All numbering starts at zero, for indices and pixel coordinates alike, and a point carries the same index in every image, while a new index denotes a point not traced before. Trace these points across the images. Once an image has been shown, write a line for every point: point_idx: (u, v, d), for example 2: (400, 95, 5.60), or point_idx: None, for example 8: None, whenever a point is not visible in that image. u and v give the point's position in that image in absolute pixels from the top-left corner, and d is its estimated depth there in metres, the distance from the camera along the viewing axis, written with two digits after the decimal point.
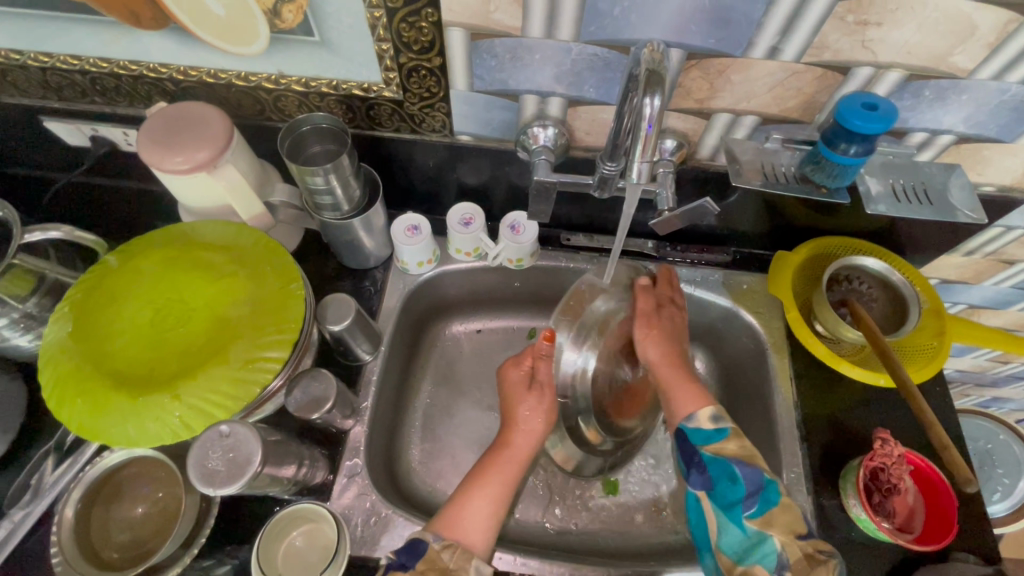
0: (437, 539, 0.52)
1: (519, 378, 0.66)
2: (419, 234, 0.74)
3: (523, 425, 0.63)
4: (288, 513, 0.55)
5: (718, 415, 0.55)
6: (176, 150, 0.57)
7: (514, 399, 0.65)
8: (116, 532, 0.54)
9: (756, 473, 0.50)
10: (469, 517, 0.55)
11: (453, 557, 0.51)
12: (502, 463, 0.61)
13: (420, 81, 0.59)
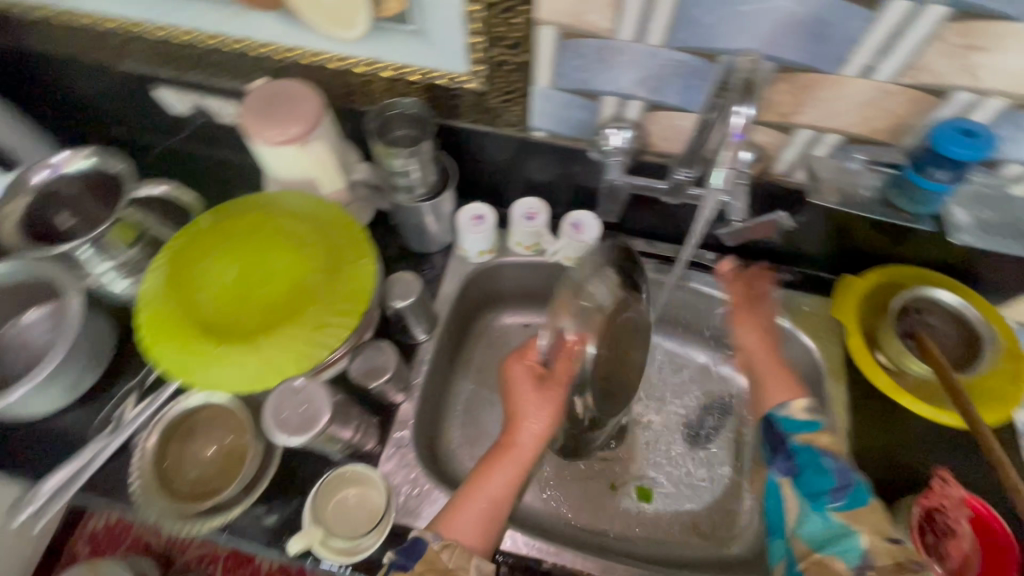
0: (435, 540, 0.52)
1: (523, 370, 0.63)
2: (483, 224, 0.76)
3: (527, 422, 0.60)
4: (343, 473, 0.59)
5: (813, 406, 0.55)
6: (273, 123, 0.61)
7: (518, 393, 0.62)
8: (189, 467, 0.60)
9: (845, 469, 0.50)
10: (468, 518, 0.55)
11: (453, 558, 0.51)
12: (500, 458, 0.59)
13: (506, 76, 0.61)
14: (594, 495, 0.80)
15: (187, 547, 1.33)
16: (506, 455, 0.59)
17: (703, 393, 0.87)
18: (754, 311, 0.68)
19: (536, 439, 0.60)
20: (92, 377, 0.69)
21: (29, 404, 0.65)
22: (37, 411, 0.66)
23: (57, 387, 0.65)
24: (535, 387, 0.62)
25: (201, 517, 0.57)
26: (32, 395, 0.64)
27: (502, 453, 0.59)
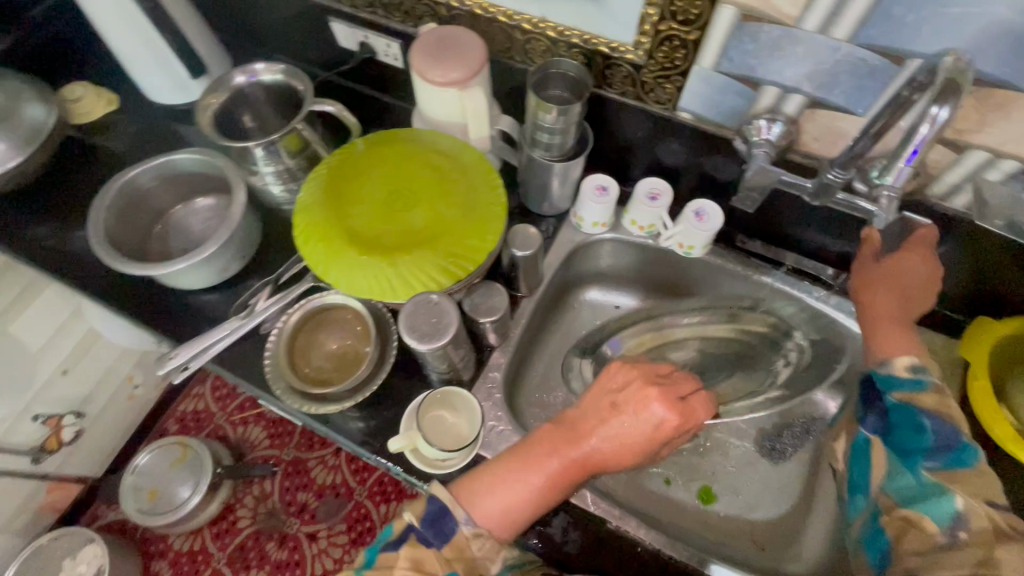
0: (467, 524, 0.52)
1: (634, 385, 0.55)
2: (606, 195, 0.78)
3: (613, 440, 0.54)
4: (445, 394, 0.64)
5: (919, 368, 0.56)
6: (439, 64, 0.65)
7: (617, 406, 0.55)
8: (313, 358, 0.68)
9: (948, 431, 0.51)
10: (501, 509, 0.53)
11: (480, 547, 0.52)
12: (557, 464, 0.54)
13: (669, 51, 0.62)
14: (654, 482, 0.81)
15: (256, 445, 1.46)
16: (563, 462, 0.54)
17: (785, 410, 0.85)
18: (892, 271, 0.64)
19: (603, 461, 0.54)
20: (236, 265, 0.78)
21: (186, 276, 0.74)
22: (190, 284, 0.76)
23: (209, 268, 0.74)
24: (648, 422, 0.54)
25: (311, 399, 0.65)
26: (191, 270, 0.73)
27: (561, 461, 0.54)
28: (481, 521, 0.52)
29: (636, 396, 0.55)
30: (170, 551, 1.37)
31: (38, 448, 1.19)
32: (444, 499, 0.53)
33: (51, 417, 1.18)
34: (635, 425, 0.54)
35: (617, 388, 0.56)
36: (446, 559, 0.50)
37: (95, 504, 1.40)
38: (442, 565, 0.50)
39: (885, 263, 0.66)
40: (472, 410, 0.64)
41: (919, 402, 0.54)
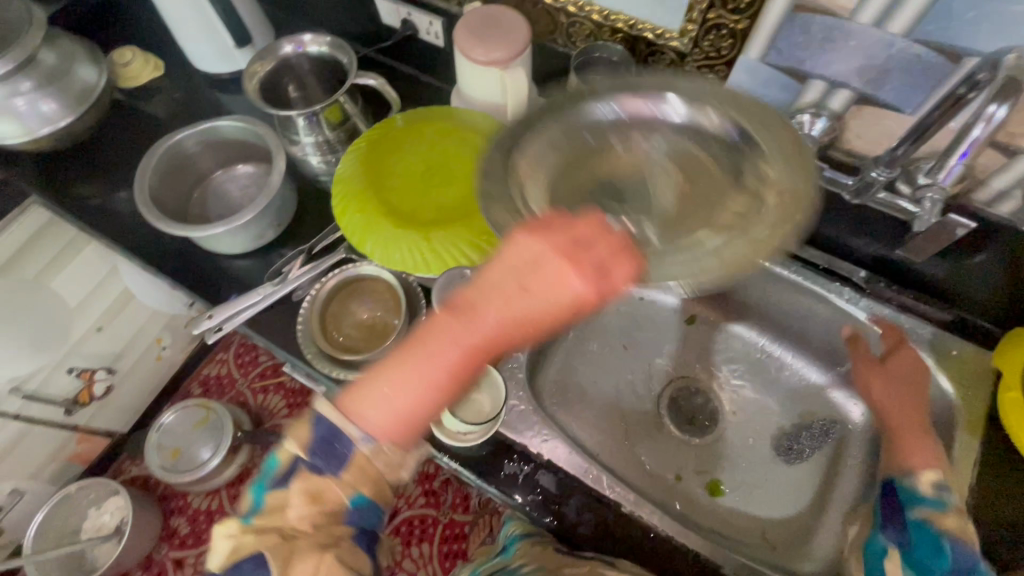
0: (364, 441, 0.44)
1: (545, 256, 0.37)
2: None
3: (523, 320, 0.38)
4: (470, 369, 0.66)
5: (942, 485, 0.59)
6: (483, 43, 0.65)
7: (528, 280, 0.37)
8: (343, 326, 0.69)
9: (967, 554, 0.54)
10: (390, 416, 0.42)
11: (383, 459, 0.45)
12: (445, 357, 0.40)
13: (716, 40, 0.61)
14: (666, 475, 0.82)
15: (275, 413, 1.50)
16: (455, 354, 0.40)
17: (804, 411, 0.85)
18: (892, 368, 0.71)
19: (509, 345, 0.40)
20: (271, 233, 0.80)
21: (224, 240, 0.76)
22: (228, 248, 0.78)
23: (245, 233, 0.76)
24: (561, 295, 0.37)
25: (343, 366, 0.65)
26: (229, 234, 0.75)
27: (455, 352, 0.39)
28: (375, 437, 0.43)
29: (550, 270, 0.37)
30: (189, 509, 1.41)
31: (71, 399, 1.24)
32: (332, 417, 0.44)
33: (84, 371, 1.23)
34: (546, 300, 0.37)
35: (518, 256, 0.38)
36: (344, 483, 0.46)
37: (121, 458, 1.46)
38: (343, 491, 0.47)
39: (882, 363, 0.72)
40: (495, 387, 0.66)
41: (942, 523, 0.56)
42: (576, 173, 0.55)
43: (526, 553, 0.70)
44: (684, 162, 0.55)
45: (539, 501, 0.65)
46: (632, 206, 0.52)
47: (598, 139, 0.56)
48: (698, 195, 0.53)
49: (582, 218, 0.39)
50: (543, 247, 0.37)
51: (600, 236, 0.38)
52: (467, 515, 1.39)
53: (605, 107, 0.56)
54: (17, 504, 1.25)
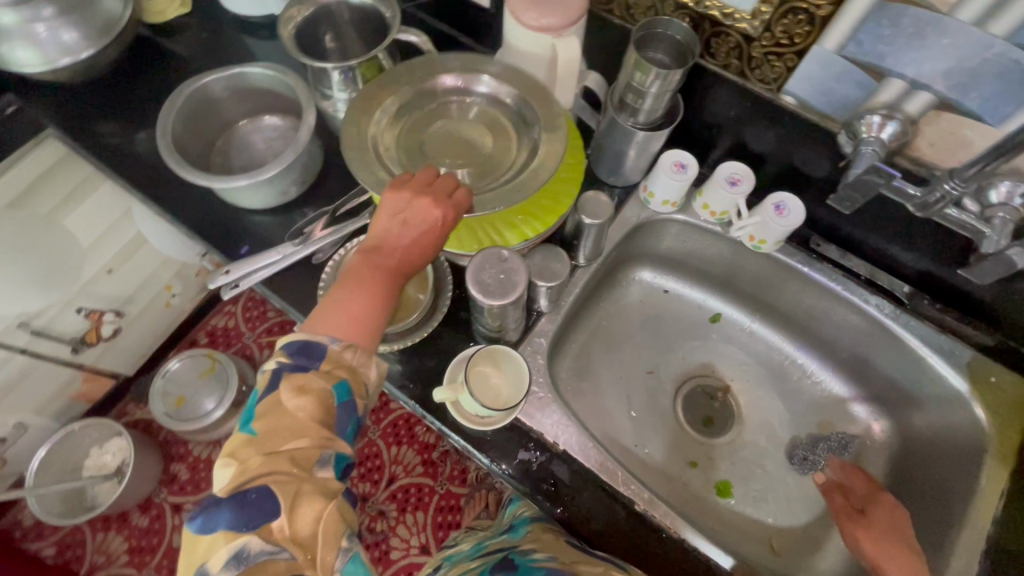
0: (335, 341, 0.50)
1: (414, 197, 0.54)
2: (684, 173, 0.74)
3: (412, 239, 0.54)
4: (491, 350, 0.63)
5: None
6: (537, 6, 0.60)
7: (409, 215, 0.54)
8: None
9: None
10: (338, 326, 0.52)
11: (355, 356, 0.51)
12: (369, 277, 0.53)
13: (790, 24, 0.57)
14: (677, 471, 0.81)
15: None
16: (378, 274, 0.54)
17: (821, 422, 0.83)
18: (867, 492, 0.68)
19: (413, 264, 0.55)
20: (294, 190, 0.77)
21: (245, 194, 0.73)
22: (250, 202, 0.75)
23: (268, 189, 0.73)
24: (435, 224, 0.54)
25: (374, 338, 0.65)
26: (252, 188, 0.72)
27: (378, 271, 0.54)
28: (343, 336, 0.51)
29: (419, 207, 0.54)
30: (189, 456, 1.42)
31: (79, 339, 1.23)
32: (301, 338, 0.50)
33: (93, 312, 1.22)
34: (426, 226, 0.54)
35: (396, 204, 0.55)
36: (325, 372, 0.49)
37: (125, 400, 1.46)
38: (325, 380, 0.48)
39: (862, 513, 0.68)
40: (518, 370, 0.63)
41: None
42: (423, 129, 0.64)
43: (537, 537, 0.67)
44: (490, 128, 0.64)
45: (551, 489, 0.63)
46: (460, 156, 0.63)
47: (425, 100, 0.65)
48: (495, 143, 0.63)
49: (427, 172, 0.56)
50: (409, 197, 0.54)
51: (450, 181, 0.56)
52: (464, 488, 1.40)
53: (445, 78, 0.65)
54: (20, 438, 1.26)
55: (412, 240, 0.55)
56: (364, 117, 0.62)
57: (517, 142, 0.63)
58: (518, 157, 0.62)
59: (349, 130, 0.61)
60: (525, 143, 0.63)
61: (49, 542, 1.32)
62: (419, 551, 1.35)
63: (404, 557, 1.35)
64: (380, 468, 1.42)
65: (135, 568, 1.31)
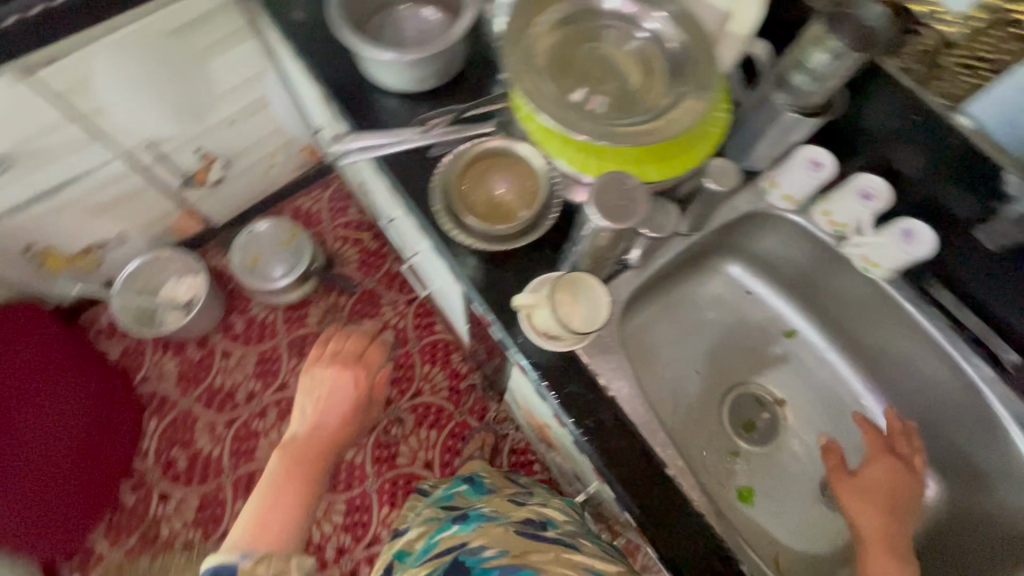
0: (245, 558, 0.68)
1: (336, 373, 0.94)
2: (818, 171, 0.71)
3: (329, 413, 0.90)
4: (575, 279, 0.61)
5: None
6: None
7: (327, 394, 0.92)
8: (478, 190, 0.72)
9: None
10: (310, 470, 0.83)
11: (267, 567, 0.68)
12: (299, 466, 0.82)
13: (1000, 37, 0.56)
14: (706, 464, 0.81)
15: (347, 263, 1.60)
16: (301, 454, 0.85)
17: None
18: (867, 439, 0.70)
19: (325, 432, 0.88)
20: (428, 80, 0.79)
21: (385, 71, 0.76)
22: (388, 81, 0.79)
23: (408, 72, 0.76)
24: (350, 386, 0.93)
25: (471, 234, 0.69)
26: (396, 68, 0.75)
27: (297, 457, 0.84)
28: (254, 551, 0.69)
29: (334, 377, 0.94)
30: (248, 313, 1.52)
31: (189, 176, 1.33)
32: (218, 561, 0.67)
33: (208, 155, 1.31)
34: (335, 397, 0.92)
35: (314, 383, 0.93)
36: None
37: (208, 246, 1.57)
38: None
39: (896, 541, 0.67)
40: (598, 304, 0.61)
41: None
42: (577, 49, 0.63)
43: (489, 534, 0.82)
44: (642, 64, 0.63)
45: (592, 425, 0.64)
46: (602, 85, 0.62)
47: (587, 22, 0.64)
48: (640, 82, 0.62)
49: (351, 349, 0.98)
50: (318, 382, 0.93)
51: (355, 360, 0.97)
52: (481, 424, 1.45)
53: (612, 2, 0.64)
54: (118, 248, 1.39)
55: (322, 419, 0.89)
56: (525, 20, 0.62)
57: (665, 83, 0.62)
58: (666, 96, 0.61)
59: (510, 32, 0.61)
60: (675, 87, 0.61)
61: (116, 345, 1.46)
62: (423, 466, 1.41)
63: (408, 467, 1.41)
64: (409, 379, 1.49)
65: (179, 392, 1.44)
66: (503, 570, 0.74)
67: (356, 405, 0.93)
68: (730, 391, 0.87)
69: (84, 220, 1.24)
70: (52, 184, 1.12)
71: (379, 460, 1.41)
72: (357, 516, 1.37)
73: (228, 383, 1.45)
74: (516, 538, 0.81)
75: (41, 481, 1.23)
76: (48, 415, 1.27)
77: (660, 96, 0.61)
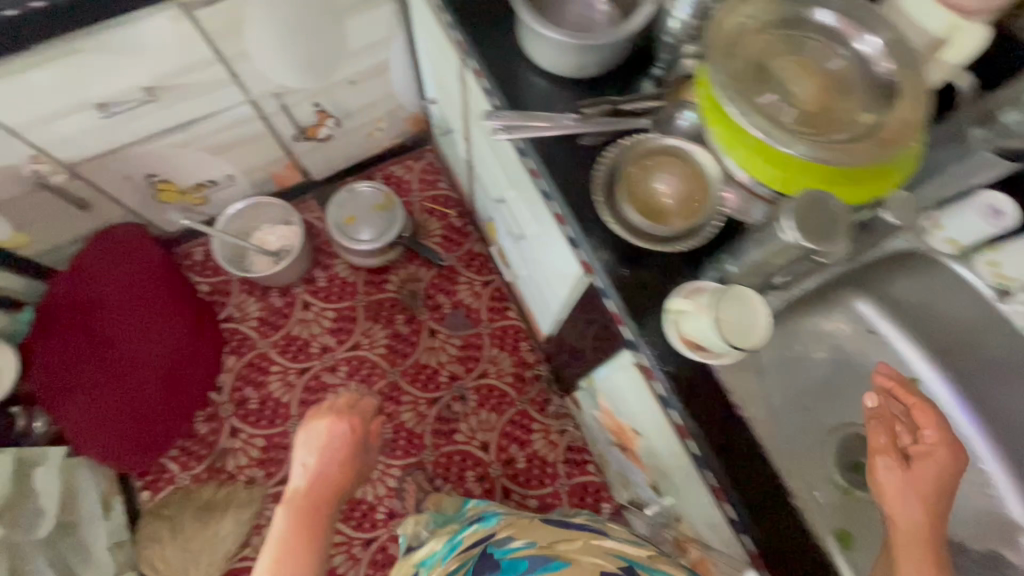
0: None
1: (334, 427, 0.98)
2: (1000, 220, 0.66)
3: (334, 464, 0.93)
4: (737, 295, 0.58)
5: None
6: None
7: (327, 449, 0.95)
8: (644, 187, 0.69)
9: None
10: (316, 517, 0.85)
11: None
12: (306, 514, 0.84)
13: None
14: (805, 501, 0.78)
15: (431, 236, 1.61)
16: (305, 504, 0.86)
17: (984, 537, 0.76)
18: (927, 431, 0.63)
19: (333, 473, 0.92)
20: (588, 68, 0.78)
21: (544, 49, 0.76)
22: (546, 61, 0.79)
23: (572, 54, 0.75)
24: (345, 429, 0.98)
25: (616, 217, 0.69)
26: (561, 50, 0.75)
27: (308, 497, 0.87)
28: None
29: (336, 426, 0.98)
30: (331, 270, 1.55)
31: (302, 130, 1.36)
32: None
33: (324, 111, 1.34)
34: (336, 446, 0.96)
35: (315, 438, 0.96)
36: None
37: (300, 199, 1.61)
38: None
39: None
40: (754, 326, 0.58)
41: None
42: (776, 55, 0.61)
43: (513, 526, 0.84)
44: (842, 82, 0.60)
45: (718, 442, 0.63)
46: (798, 97, 0.59)
47: (790, 30, 0.62)
48: (839, 100, 0.60)
49: (344, 402, 1.03)
50: (325, 429, 0.97)
51: (349, 413, 1.02)
52: (541, 416, 1.45)
53: (821, 14, 0.61)
54: (225, 189, 1.44)
55: (323, 467, 0.92)
56: (730, 18, 0.60)
57: (864, 104, 0.59)
58: (866, 119, 0.58)
59: (714, 27, 0.59)
60: (875, 109, 0.58)
61: (206, 281, 1.52)
62: (479, 447, 1.42)
63: (464, 444, 1.42)
64: (476, 359, 1.50)
65: (259, 335, 1.48)
66: (533, 561, 0.71)
67: (356, 446, 0.98)
68: (837, 431, 0.84)
69: (203, 157, 1.29)
70: (185, 118, 1.17)
71: (437, 433, 1.43)
72: (409, 483, 1.39)
73: (305, 334, 1.49)
74: (547, 531, 0.81)
75: (128, 401, 1.28)
76: (142, 339, 1.32)
77: (858, 117, 0.58)
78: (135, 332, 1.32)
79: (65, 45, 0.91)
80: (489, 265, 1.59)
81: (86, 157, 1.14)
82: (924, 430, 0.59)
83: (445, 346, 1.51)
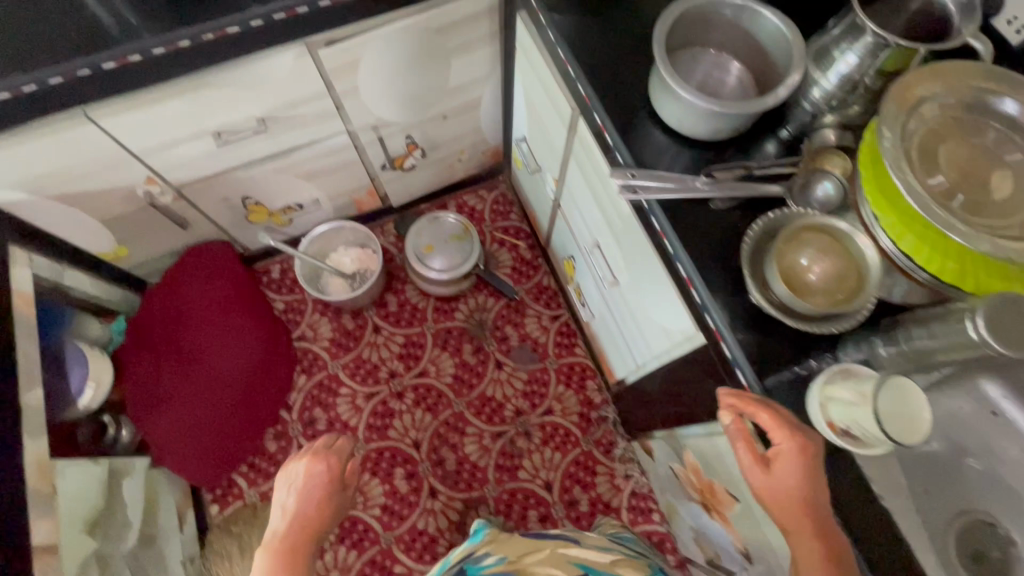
0: None
1: (313, 468, 0.90)
2: None
3: (310, 508, 0.86)
4: (900, 390, 0.56)
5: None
6: None
7: (304, 492, 0.88)
8: (794, 258, 0.68)
9: None
10: (294, 562, 0.81)
11: None
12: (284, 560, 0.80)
13: None
14: None
15: (500, 266, 1.62)
16: (282, 550, 0.81)
17: None
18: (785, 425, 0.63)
19: (309, 517, 0.86)
20: (721, 133, 0.78)
21: (681, 111, 0.76)
22: (677, 121, 0.78)
23: (710, 119, 0.75)
24: (323, 470, 0.89)
25: (766, 297, 0.67)
26: (698, 113, 0.75)
27: (282, 544, 0.82)
28: None
29: (315, 467, 0.89)
30: (402, 295, 1.57)
31: (390, 160, 1.39)
32: None
33: (414, 143, 1.37)
34: (314, 488, 0.88)
35: (296, 480, 0.88)
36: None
37: (375, 222, 1.64)
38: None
39: None
40: (917, 421, 0.55)
41: None
42: (951, 140, 0.59)
43: (493, 543, 0.95)
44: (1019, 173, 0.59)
45: (858, 530, 0.61)
46: (971, 187, 0.58)
47: (965, 115, 0.60)
48: (1016, 193, 0.58)
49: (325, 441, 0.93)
50: (303, 471, 0.89)
51: (330, 449, 0.93)
52: (606, 458, 1.43)
53: (1001, 101, 0.60)
54: (310, 212, 1.47)
55: (299, 511, 0.85)
56: (908, 99, 0.59)
57: None
58: None
59: (890, 108, 0.58)
60: None
61: (282, 298, 1.55)
62: (542, 486, 1.40)
63: (527, 482, 1.41)
64: (542, 395, 1.49)
65: (330, 355, 1.50)
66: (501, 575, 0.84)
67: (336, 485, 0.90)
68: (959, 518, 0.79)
69: (296, 182, 1.33)
70: (286, 147, 1.20)
71: (501, 468, 1.42)
72: (469, 518, 1.37)
73: (374, 357, 1.51)
74: (521, 544, 0.92)
75: (206, 415, 1.31)
76: (223, 355, 1.36)
77: None
78: (218, 348, 1.36)
79: (195, 79, 0.95)
80: (558, 299, 1.58)
81: (193, 180, 1.18)
82: (773, 433, 0.61)
83: (511, 380, 1.50)
